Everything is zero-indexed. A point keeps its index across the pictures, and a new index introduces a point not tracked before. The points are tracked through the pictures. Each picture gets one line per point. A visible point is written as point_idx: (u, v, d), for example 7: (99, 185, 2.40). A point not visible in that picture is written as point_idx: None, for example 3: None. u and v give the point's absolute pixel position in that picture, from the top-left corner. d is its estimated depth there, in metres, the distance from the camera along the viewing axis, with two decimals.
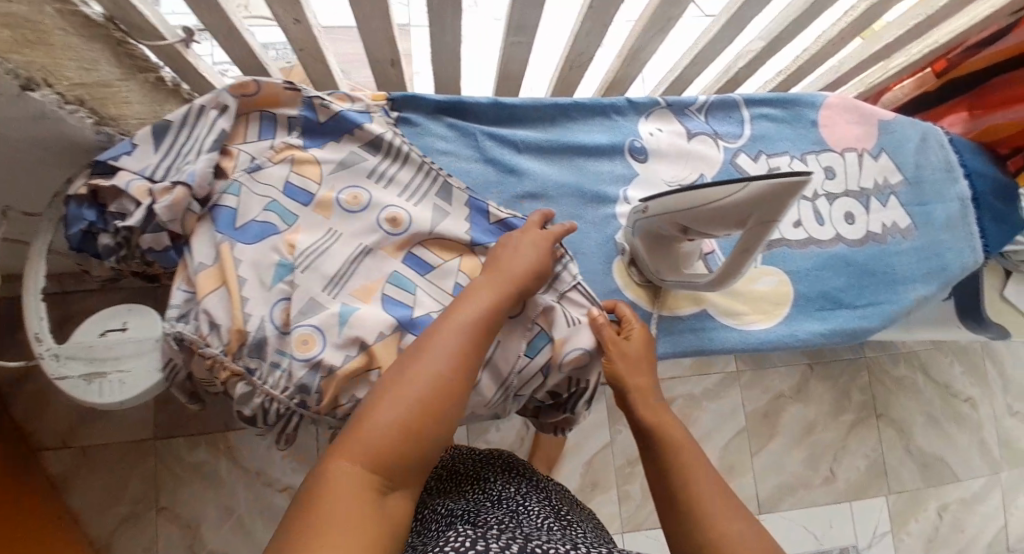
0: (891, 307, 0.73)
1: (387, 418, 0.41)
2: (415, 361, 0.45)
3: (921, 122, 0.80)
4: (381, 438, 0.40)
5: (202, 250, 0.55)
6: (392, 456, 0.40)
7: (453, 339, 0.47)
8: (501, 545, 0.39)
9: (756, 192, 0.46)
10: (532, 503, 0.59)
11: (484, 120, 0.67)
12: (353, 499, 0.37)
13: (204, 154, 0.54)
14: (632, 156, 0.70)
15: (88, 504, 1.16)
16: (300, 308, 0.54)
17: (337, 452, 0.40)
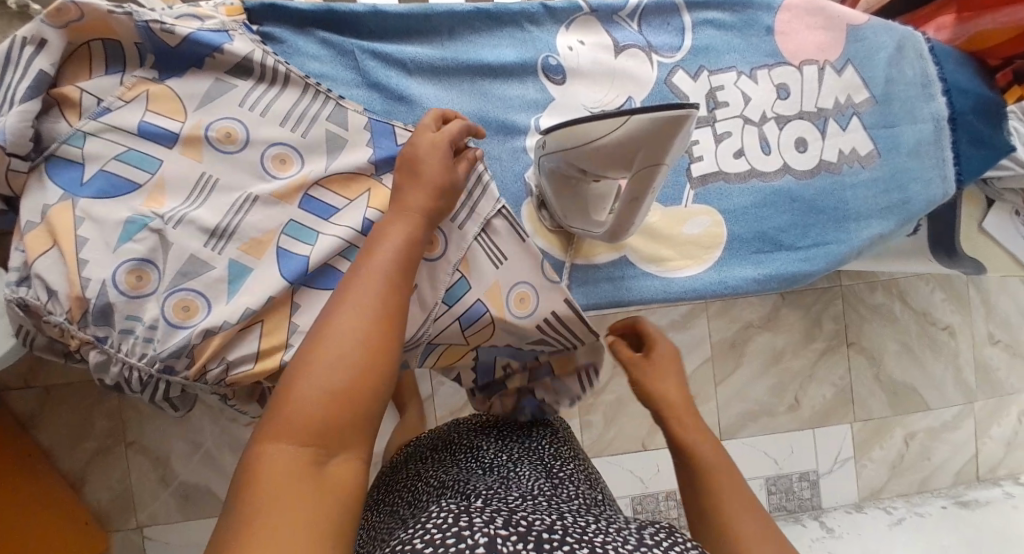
0: (837, 248, 0.66)
1: (311, 388, 0.34)
2: (329, 317, 0.37)
3: (899, 27, 0.69)
4: (307, 412, 0.34)
5: (31, 208, 0.49)
6: (330, 427, 0.34)
7: (375, 282, 0.39)
8: (484, 519, 0.40)
9: (642, 125, 0.40)
10: (523, 458, 0.61)
11: (369, 34, 0.58)
12: (295, 483, 0.32)
13: (17, 105, 0.47)
14: (546, 76, 0.61)
15: (57, 441, 1.17)
16: (176, 269, 0.49)
17: (264, 438, 0.33)
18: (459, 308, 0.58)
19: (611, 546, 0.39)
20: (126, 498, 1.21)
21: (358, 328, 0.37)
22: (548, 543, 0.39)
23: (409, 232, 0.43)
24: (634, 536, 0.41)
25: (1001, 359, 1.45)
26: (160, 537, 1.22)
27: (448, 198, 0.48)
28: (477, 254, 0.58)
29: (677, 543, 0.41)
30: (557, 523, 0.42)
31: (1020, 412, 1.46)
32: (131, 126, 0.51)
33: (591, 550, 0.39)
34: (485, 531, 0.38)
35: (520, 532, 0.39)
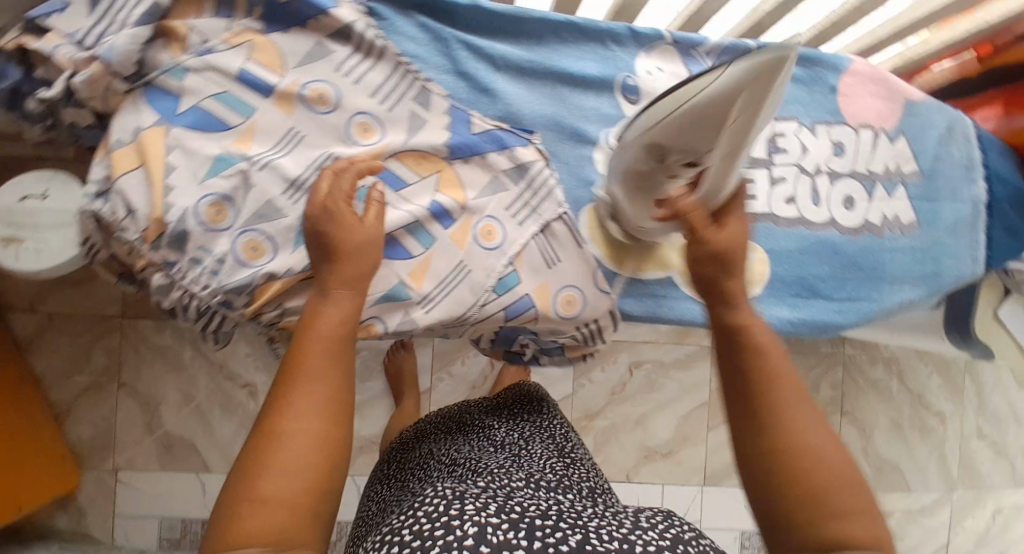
0: (869, 306, 0.68)
1: (261, 494, 0.39)
2: (274, 421, 0.41)
3: (951, 110, 0.73)
4: (256, 510, 0.38)
5: (122, 128, 0.50)
6: (281, 527, 0.39)
7: (317, 379, 0.43)
8: (478, 507, 0.49)
9: (738, 73, 0.44)
10: (535, 446, 0.74)
11: (462, 25, 0.60)
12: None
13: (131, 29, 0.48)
14: (622, 94, 0.64)
15: (51, 369, 1.16)
16: (256, 210, 0.51)
17: (219, 543, 0.38)
18: (507, 299, 0.59)
19: (599, 532, 0.48)
20: (107, 439, 1.19)
21: (304, 431, 0.41)
22: (540, 530, 0.47)
23: (341, 314, 0.47)
24: (630, 520, 0.51)
25: (984, 454, 1.47)
26: (133, 484, 1.20)
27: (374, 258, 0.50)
28: (532, 250, 0.61)
29: (677, 530, 0.50)
30: (551, 511, 0.51)
31: (994, 508, 1.48)
32: (233, 70, 0.52)
33: (582, 535, 0.47)
34: (477, 521, 0.46)
35: (512, 521, 0.47)
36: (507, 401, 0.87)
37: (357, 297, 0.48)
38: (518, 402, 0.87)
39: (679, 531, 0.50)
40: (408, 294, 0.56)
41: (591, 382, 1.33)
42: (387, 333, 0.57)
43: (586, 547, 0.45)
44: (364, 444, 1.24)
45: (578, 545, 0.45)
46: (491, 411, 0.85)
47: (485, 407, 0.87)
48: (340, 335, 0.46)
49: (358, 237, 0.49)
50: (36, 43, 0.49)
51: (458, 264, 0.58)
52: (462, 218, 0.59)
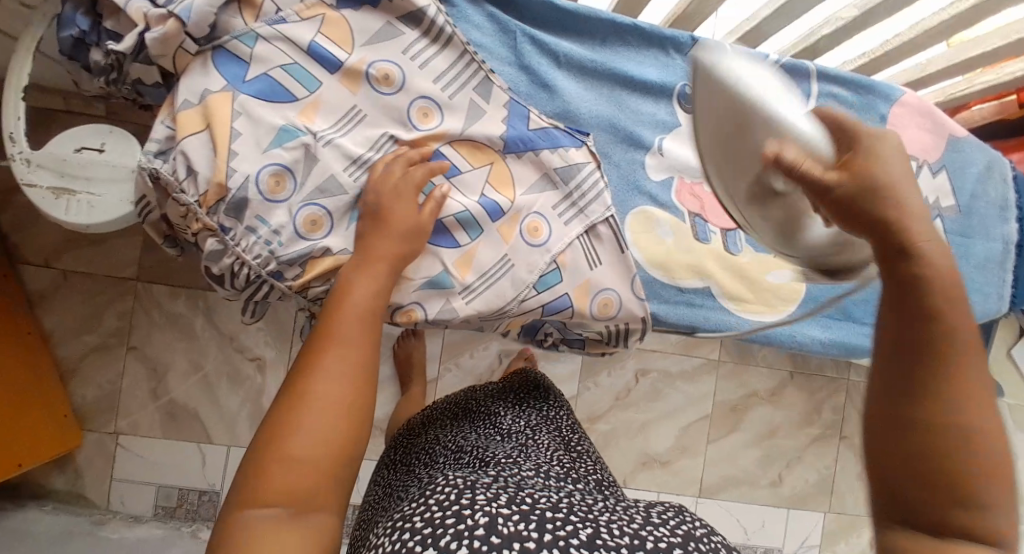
0: None
1: (284, 453, 0.38)
2: (301, 383, 0.41)
3: (991, 150, 0.74)
4: (282, 477, 0.37)
5: (189, 89, 0.50)
6: (302, 490, 0.38)
7: (346, 346, 0.43)
8: (488, 497, 0.45)
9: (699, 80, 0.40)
10: (542, 437, 0.71)
11: (530, 19, 0.60)
12: (272, 539, 0.36)
13: None
14: (678, 103, 0.65)
15: (61, 326, 1.15)
16: (319, 183, 0.52)
17: (238, 500, 0.37)
18: (547, 296, 0.60)
19: (614, 526, 0.45)
20: (112, 402, 1.18)
21: (329, 396, 0.41)
22: (551, 522, 0.44)
23: (374, 287, 0.47)
24: (641, 515, 0.48)
25: None
26: (134, 449, 1.19)
27: (418, 242, 0.52)
28: (576, 249, 0.61)
29: (687, 526, 0.48)
30: (562, 503, 0.48)
31: None
32: (303, 43, 0.53)
33: (595, 529, 0.44)
34: (487, 511, 0.43)
35: (523, 511, 0.44)
36: (511, 392, 0.83)
37: (391, 274, 0.49)
38: (524, 392, 0.84)
39: (690, 528, 0.48)
40: (452, 282, 0.57)
41: (597, 385, 1.33)
42: (427, 320, 0.57)
43: (598, 542, 0.42)
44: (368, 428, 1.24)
45: (589, 539, 0.43)
46: (497, 397, 0.82)
47: (490, 393, 0.83)
48: (372, 309, 0.47)
49: (408, 218, 0.51)
50: None
51: (503, 257, 0.58)
52: (511, 212, 0.59)
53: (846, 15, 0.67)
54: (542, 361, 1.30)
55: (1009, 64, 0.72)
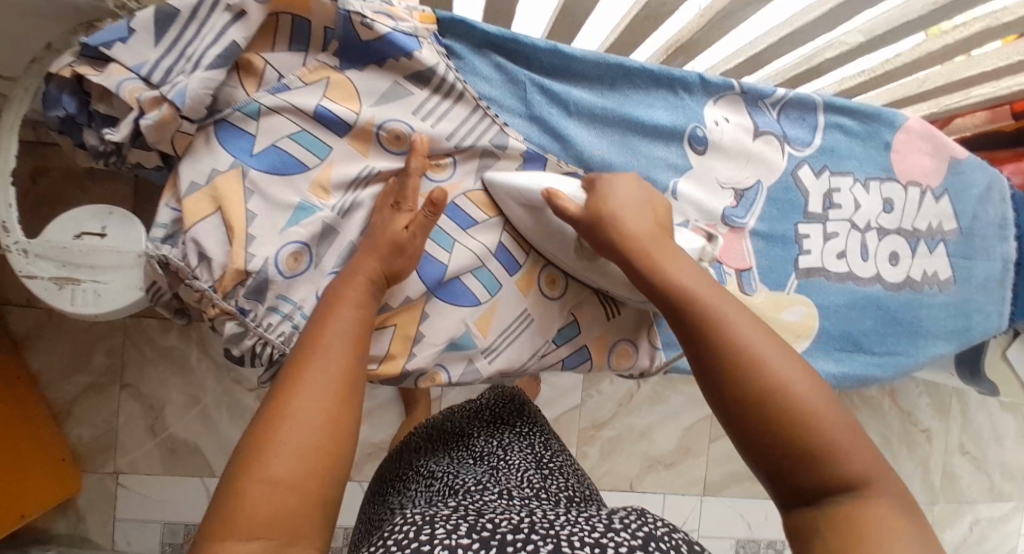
0: (906, 359, 0.72)
1: (264, 477, 0.36)
2: (280, 408, 0.39)
3: (990, 170, 0.75)
4: (260, 501, 0.35)
5: (194, 167, 0.48)
6: (281, 513, 0.35)
7: (329, 362, 0.42)
8: (448, 528, 0.42)
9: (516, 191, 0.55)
10: (515, 456, 0.67)
11: (537, 67, 0.58)
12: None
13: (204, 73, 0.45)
14: (690, 145, 0.63)
15: (49, 368, 1.08)
16: (341, 252, 0.52)
17: (215, 532, 0.34)
18: (566, 349, 0.61)
19: (574, 539, 0.41)
20: (109, 441, 1.14)
21: (312, 409, 0.39)
22: (512, 545, 0.40)
23: (353, 302, 0.46)
24: (602, 522, 0.44)
25: (965, 469, 1.54)
26: (136, 488, 1.16)
27: (403, 260, 0.49)
28: (591, 303, 0.62)
29: (648, 526, 0.43)
30: (524, 522, 0.44)
31: (971, 519, 1.56)
32: (309, 109, 0.50)
33: (556, 544, 0.40)
34: (445, 543, 0.40)
35: (483, 539, 0.41)
36: (488, 409, 0.80)
37: (373, 295, 0.47)
38: (499, 406, 0.81)
39: (651, 528, 0.43)
40: (473, 343, 0.56)
41: (598, 393, 1.33)
42: (452, 382, 0.56)
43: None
44: (375, 450, 1.23)
45: None
46: (472, 417, 0.79)
47: (468, 414, 0.80)
48: (356, 328, 0.45)
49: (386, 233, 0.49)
50: (98, 76, 0.45)
51: (523, 312, 0.58)
52: (528, 263, 0.59)
53: (850, 41, 0.67)
54: (544, 374, 1.28)
55: (1006, 78, 0.74)
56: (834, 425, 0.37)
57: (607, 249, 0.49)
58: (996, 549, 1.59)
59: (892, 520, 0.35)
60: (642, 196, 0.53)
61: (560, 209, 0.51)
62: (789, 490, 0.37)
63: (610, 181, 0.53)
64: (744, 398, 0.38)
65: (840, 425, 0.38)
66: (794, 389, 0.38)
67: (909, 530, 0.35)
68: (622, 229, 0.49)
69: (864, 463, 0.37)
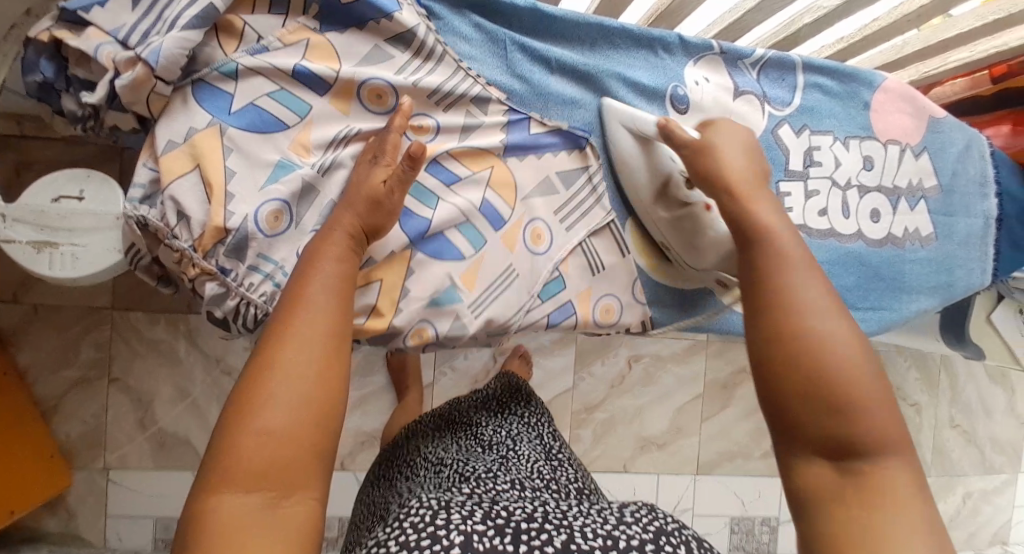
0: (889, 315, 0.73)
1: (254, 429, 0.35)
2: (270, 359, 0.38)
3: (968, 128, 0.76)
4: (253, 454, 0.35)
5: (173, 127, 0.48)
6: (277, 467, 0.35)
7: (317, 317, 0.41)
8: (463, 514, 0.43)
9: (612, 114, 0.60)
10: (522, 447, 0.67)
11: (518, 26, 0.59)
12: (252, 529, 0.33)
13: (178, 31, 0.45)
14: (672, 104, 0.64)
15: (36, 362, 1.07)
16: (320, 208, 0.52)
17: (210, 485, 0.34)
18: (551, 305, 0.61)
19: (587, 530, 0.43)
20: (98, 436, 1.12)
21: (302, 362, 0.39)
22: (526, 534, 0.42)
23: (340, 261, 0.45)
24: (613, 515, 0.45)
25: (955, 442, 1.55)
26: (126, 482, 1.14)
27: (384, 216, 0.49)
28: (578, 257, 0.63)
29: (659, 521, 0.45)
30: (537, 511, 0.45)
31: (963, 493, 1.57)
32: (288, 68, 0.50)
33: (570, 535, 0.42)
34: (462, 528, 0.41)
35: (498, 526, 0.42)
36: (494, 398, 0.80)
37: (355, 251, 0.47)
38: (506, 395, 0.81)
39: (662, 523, 0.45)
40: (458, 298, 0.56)
41: (591, 375, 1.33)
42: (439, 337, 0.56)
43: (572, 548, 0.41)
44: (367, 437, 1.22)
45: (563, 547, 0.41)
46: (479, 405, 0.78)
47: (474, 402, 0.79)
48: (342, 284, 0.44)
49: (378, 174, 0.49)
50: (76, 40, 0.45)
51: (508, 268, 0.58)
52: (513, 219, 0.59)
53: (828, 4, 0.68)
54: (536, 357, 1.28)
55: (982, 40, 0.75)
56: (868, 397, 0.39)
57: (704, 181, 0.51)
58: (988, 523, 1.61)
59: (905, 482, 0.37)
60: (747, 147, 0.53)
61: (671, 136, 0.52)
62: (811, 444, 0.39)
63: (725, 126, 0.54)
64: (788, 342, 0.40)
65: (876, 391, 0.39)
66: (838, 349, 0.40)
67: (918, 494, 0.37)
68: (725, 167, 0.50)
69: (896, 444, 0.39)
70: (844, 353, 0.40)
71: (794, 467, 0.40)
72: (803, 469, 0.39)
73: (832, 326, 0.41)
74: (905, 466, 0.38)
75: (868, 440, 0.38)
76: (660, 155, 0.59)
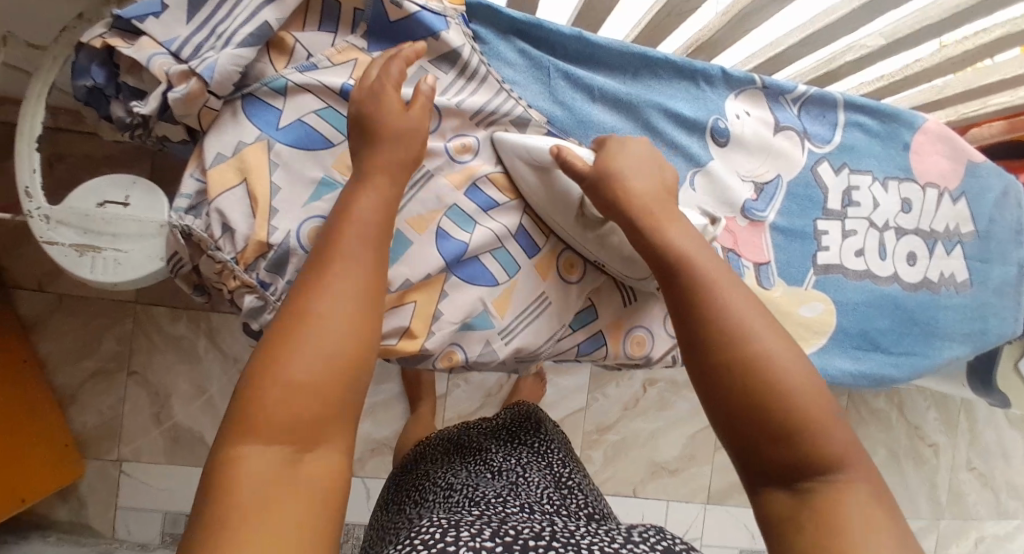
0: (921, 361, 0.71)
1: (281, 381, 0.34)
2: (301, 308, 0.37)
3: (1008, 174, 0.75)
4: (279, 408, 0.34)
5: (222, 141, 0.48)
6: (302, 422, 0.34)
7: (353, 269, 0.38)
8: (471, 532, 0.43)
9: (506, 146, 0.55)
10: (533, 474, 0.67)
11: (561, 54, 0.59)
12: (272, 486, 0.33)
13: (233, 49, 0.45)
14: (712, 137, 0.63)
15: (57, 351, 1.08)
16: None
17: (235, 433, 0.34)
18: (581, 334, 0.61)
19: (597, 548, 0.43)
20: (113, 428, 1.13)
21: (334, 319, 0.37)
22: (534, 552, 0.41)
23: (377, 202, 0.41)
24: (621, 534, 0.46)
25: (971, 485, 1.52)
26: (137, 476, 1.15)
27: (415, 146, 0.45)
28: (609, 290, 0.63)
29: (666, 541, 0.45)
30: (544, 531, 0.45)
31: (977, 536, 1.54)
32: (336, 86, 0.50)
33: None
34: (470, 545, 0.41)
35: (506, 543, 0.42)
36: (505, 426, 0.80)
37: (390, 183, 0.43)
38: (514, 424, 0.80)
39: (669, 542, 0.45)
40: (490, 324, 0.56)
41: (604, 396, 1.32)
42: (468, 361, 0.56)
43: None
44: (377, 446, 1.22)
45: None
46: (488, 433, 0.78)
47: (484, 430, 0.79)
48: (378, 223, 0.41)
49: (403, 124, 0.44)
50: (129, 48, 0.45)
51: (541, 295, 0.58)
52: (547, 247, 0.59)
53: (871, 44, 0.66)
54: (550, 375, 1.28)
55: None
56: (808, 404, 0.38)
57: (611, 209, 0.49)
58: None
59: (867, 501, 0.36)
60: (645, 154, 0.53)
61: (567, 166, 0.50)
62: (762, 462, 0.38)
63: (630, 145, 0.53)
64: (724, 366, 0.40)
65: (817, 403, 0.39)
66: (774, 365, 0.39)
67: (879, 509, 0.36)
68: (627, 187, 0.49)
69: (848, 452, 0.38)
70: (787, 374, 0.39)
71: (758, 496, 0.39)
72: (768, 498, 0.38)
73: (768, 348, 0.40)
74: (866, 486, 0.37)
75: (816, 454, 0.37)
76: (561, 179, 0.55)
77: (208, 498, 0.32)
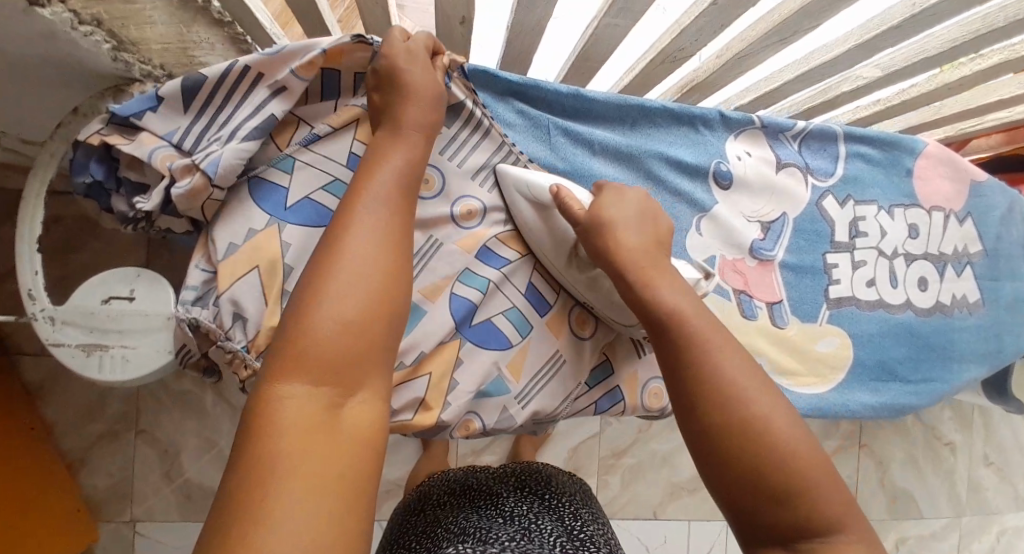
0: (940, 386, 0.71)
1: (319, 318, 0.32)
2: (334, 246, 0.34)
3: (1011, 190, 0.75)
4: (317, 343, 0.31)
5: (228, 229, 0.47)
6: (340, 359, 0.31)
7: (386, 215, 0.37)
8: None
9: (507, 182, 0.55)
10: (545, 522, 0.62)
11: (558, 110, 0.58)
12: (313, 431, 0.29)
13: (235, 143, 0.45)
14: (715, 180, 0.63)
15: (63, 416, 1.07)
16: None
17: (273, 372, 0.31)
18: (598, 391, 0.60)
19: None
20: (124, 489, 1.12)
21: (368, 254, 0.34)
22: None
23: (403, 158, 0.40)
24: None
25: (990, 481, 1.52)
26: (152, 535, 1.13)
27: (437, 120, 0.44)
28: (622, 342, 0.62)
29: None
30: None
31: (999, 532, 1.53)
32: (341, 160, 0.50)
33: None
34: None
35: None
36: (514, 474, 0.76)
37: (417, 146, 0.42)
38: (523, 473, 0.77)
39: None
40: (506, 389, 0.55)
41: (618, 420, 1.31)
42: (486, 429, 0.55)
43: None
44: (392, 487, 1.21)
45: None
46: (499, 481, 0.75)
47: (492, 476, 0.77)
48: (408, 174, 0.40)
49: (427, 85, 0.44)
50: (129, 145, 0.44)
51: (555, 353, 0.58)
52: (559, 303, 0.59)
53: (868, 74, 0.66)
54: None
55: None
56: (806, 463, 0.37)
57: (601, 257, 0.49)
58: None
59: None
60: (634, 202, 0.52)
61: (565, 208, 0.50)
62: (755, 526, 0.37)
63: (622, 191, 0.53)
64: (719, 428, 0.38)
65: (813, 463, 0.37)
66: (769, 424, 0.38)
67: None
68: (621, 239, 0.48)
69: (845, 511, 0.37)
70: (783, 434, 0.38)
71: None
72: None
73: (761, 407, 0.39)
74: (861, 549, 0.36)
75: (813, 518, 0.36)
76: (559, 222, 0.54)
77: (246, 447, 0.29)
